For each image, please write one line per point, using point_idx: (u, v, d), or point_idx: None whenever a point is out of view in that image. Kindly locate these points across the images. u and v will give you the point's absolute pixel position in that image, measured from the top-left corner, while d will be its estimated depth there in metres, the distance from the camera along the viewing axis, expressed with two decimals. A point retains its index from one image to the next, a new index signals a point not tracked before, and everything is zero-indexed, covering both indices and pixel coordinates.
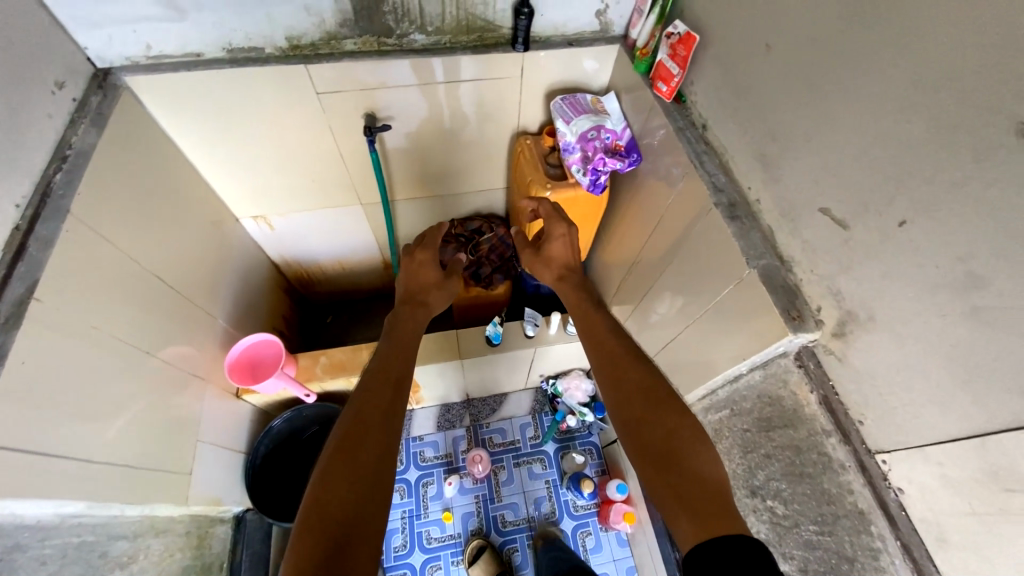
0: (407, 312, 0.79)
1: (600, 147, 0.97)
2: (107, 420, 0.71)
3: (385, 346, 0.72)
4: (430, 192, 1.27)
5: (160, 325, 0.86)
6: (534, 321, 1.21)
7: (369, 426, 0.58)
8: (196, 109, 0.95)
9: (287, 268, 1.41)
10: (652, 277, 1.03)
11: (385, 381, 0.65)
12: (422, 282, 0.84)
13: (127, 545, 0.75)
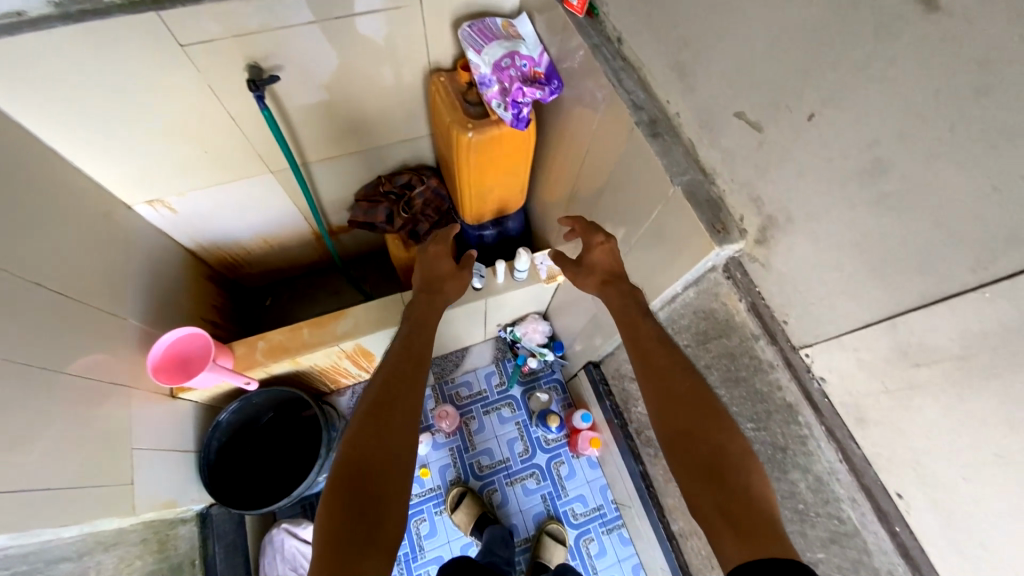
0: (421, 302, 0.89)
1: (516, 76, 0.90)
2: (11, 449, 0.64)
3: (404, 333, 0.81)
4: (346, 149, 1.16)
5: (54, 337, 0.76)
6: (479, 274, 1.16)
7: (396, 399, 0.69)
8: (27, 86, 0.78)
9: (205, 253, 1.28)
10: (590, 210, 1.01)
11: (407, 362, 0.76)
12: (435, 271, 0.93)
13: (71, 565, 0.71)
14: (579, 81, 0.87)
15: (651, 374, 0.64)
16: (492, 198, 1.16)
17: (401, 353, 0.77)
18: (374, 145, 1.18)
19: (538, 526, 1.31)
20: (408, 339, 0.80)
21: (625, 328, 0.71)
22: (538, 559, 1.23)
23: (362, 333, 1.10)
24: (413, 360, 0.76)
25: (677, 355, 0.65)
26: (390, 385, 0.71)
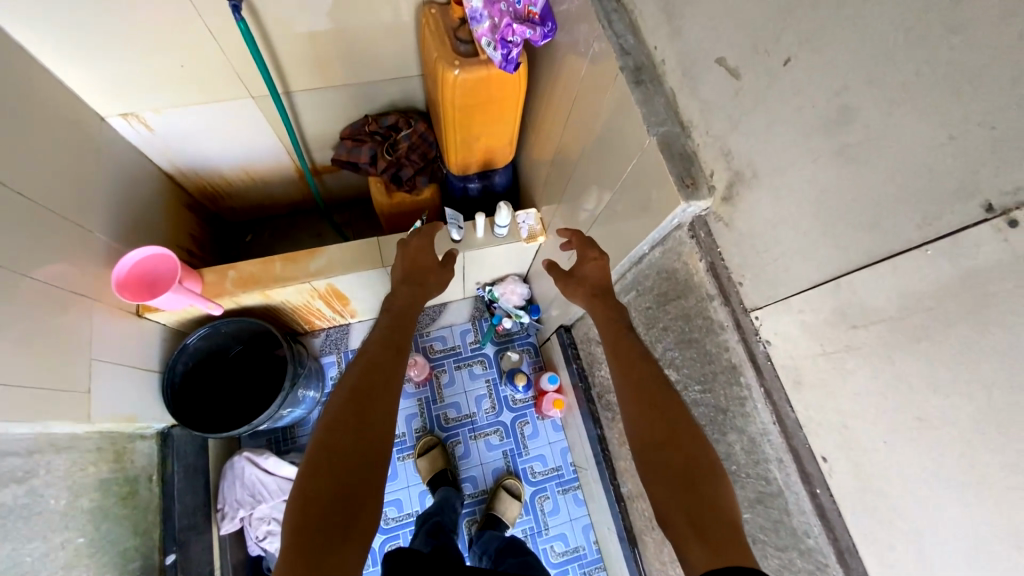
0: (404, 293, 0.91)
1: (508, 13, 0.85)
2: None
3: (386, 322, 0.83)
4: (331, 82, 1.11)
5: (13, 241, 0.75)
6: (457, 225, 1.14)
7: (374, 388, 0.71)
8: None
9: (184, 179, 1.26)
10: (575, 168, 0.98)
11: (388, 352, 0.77)
12: (418, 261, 0.96)
13: (20, 461, 0.72)
14: (574, 25, 0.83)
15: (627, 385, 0.64)
16: (478, 147, 1.13)
17: (381, 342, 0.79)
18: (361, 81, 1.13)
19: (496, 480, 1.35)
20: (388, 329, 0.81)
21: (608, 337, 0.70)
22: (492, 510, 1.26)
23: (335, 273, 1.09)
24: (392, 351, 0.78)
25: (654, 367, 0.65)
26: (368, 375, 0.73)
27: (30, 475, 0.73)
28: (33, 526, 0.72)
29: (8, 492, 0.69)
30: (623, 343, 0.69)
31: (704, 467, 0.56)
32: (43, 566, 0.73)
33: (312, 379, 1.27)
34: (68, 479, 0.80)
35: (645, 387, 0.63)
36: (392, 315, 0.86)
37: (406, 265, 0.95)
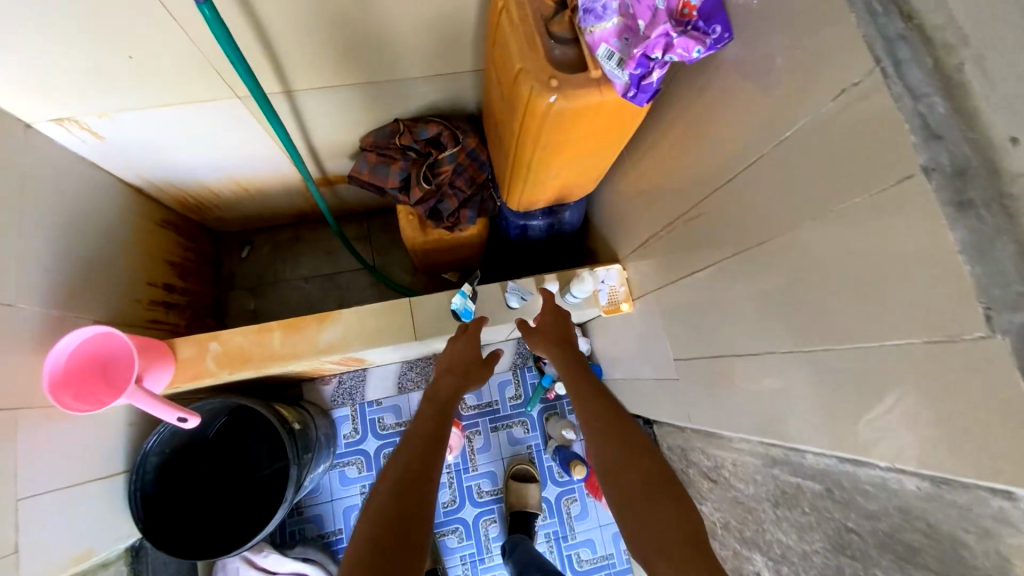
0: (442, 378, 0.67)
1: (662, 13, 0.51)
2: None
3: (425, 414, 0.61)
4: (350, 77, 0.76)
5: None
6: (522, 296, 0.85)
7: (410, 519, 0.50)
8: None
9: (157, 190, 0.98)
10: (702, 251, 0.66)
11: (426, 457, 0.55)
12: (460, 355, 0.71)
13: None
14: (777, 37, 0.48)
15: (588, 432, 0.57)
16: (553, 182, 0.79)
17: (421, 443, 0.57)
18: (391, 75, 0.78)
19: (511, 459, 1.19)
20: (426, 426, 0.59)
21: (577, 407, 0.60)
22: (517, 506, 1.12)
23: (352, 348, 0.81)
24: (433, 452, 0.56)
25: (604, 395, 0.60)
26: (405, 494, 0.51)
27: None
28: None
29: None
30: (579, 384, 0.62)
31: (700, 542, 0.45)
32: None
33: (320, 456, 1.03)
34: None
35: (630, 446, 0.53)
36: (435, 405, 0.63)
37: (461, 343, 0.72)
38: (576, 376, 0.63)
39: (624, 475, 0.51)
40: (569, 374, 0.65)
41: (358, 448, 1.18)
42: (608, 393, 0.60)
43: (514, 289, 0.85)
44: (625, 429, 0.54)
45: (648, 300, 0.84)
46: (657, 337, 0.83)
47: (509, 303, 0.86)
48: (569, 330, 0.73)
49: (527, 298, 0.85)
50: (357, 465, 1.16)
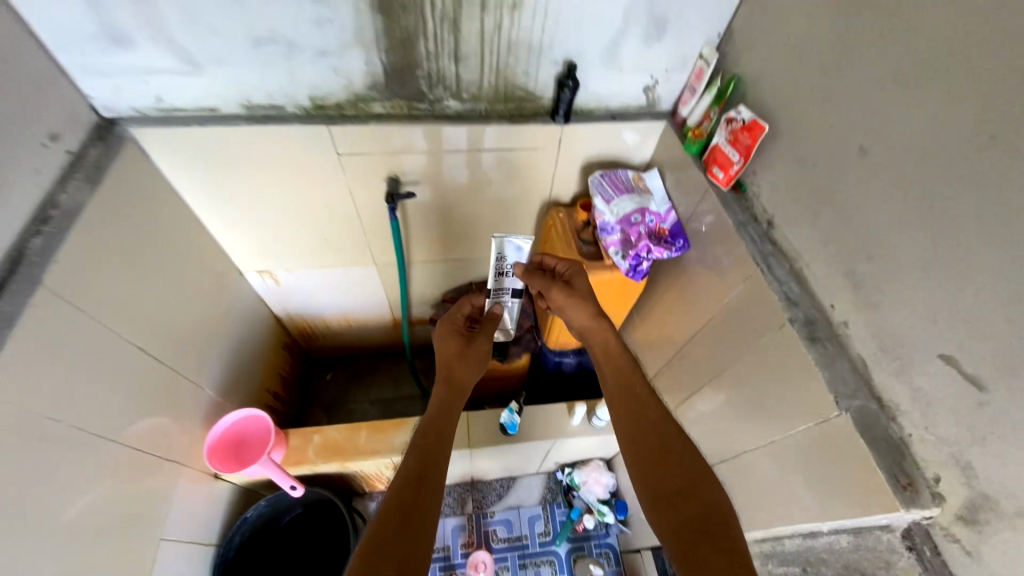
0: (440, 388, 0.72)
1: (644, 233, 0.87)
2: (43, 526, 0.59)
3: (424, 431, 0.64)
4: (451, 254, 1.17)
5: (139, 402, 0.77)
6: (512, 273, 0.86)
7: (404, 539, 0.52)
8: (186, 151, 0.85)
9: (289, 321, 1.35)
10: (691, 383, 0.91)
11: (424, 484, 0.58)
12: (455, 360, 0.76)
13: None
14: (711, 247, 0.82)
15: (632, 422, 0.65)
16: None
17: (413, 467, 0.59)
18: (474, 254, 1.19)
19: None
20: (429, 440, 0.63)
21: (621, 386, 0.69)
22: None
23: None
24: (431, 480, 0.59)
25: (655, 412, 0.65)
26: (415, 501, 0.56)
27: None
28: None
29: None
30: (626, 368, 0.71)
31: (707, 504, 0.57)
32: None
33: None
34: None
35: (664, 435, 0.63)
36: (435, 412, 0.68)
37: (449, 343, 0.78)
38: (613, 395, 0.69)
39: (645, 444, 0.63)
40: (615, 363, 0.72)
41: None
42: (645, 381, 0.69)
43: (495, 292, 0.87)
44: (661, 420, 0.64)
45: None
46: None
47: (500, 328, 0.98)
48: (589, 297, 0.78)
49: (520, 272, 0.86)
50: None
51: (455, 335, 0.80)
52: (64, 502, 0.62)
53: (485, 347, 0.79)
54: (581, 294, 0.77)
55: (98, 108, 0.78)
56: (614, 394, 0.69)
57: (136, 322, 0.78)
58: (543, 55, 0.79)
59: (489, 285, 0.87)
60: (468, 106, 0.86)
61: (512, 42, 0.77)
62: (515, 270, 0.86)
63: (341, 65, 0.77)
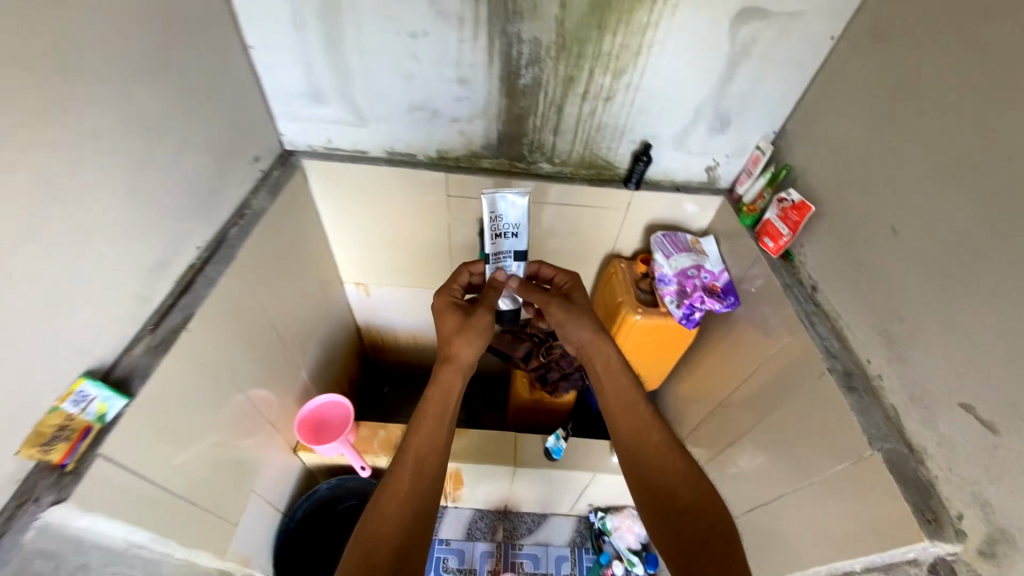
0: (439, 371, 0.74)
1: (699, 286, 0.99)
2: (188, 443, 0.74)
3: (424, 423, 0.69)
4: None
5: (258, 367, 0.94)
6: (512, 233, 0.87)
7: (409, 517, 0.61)
8: (334, 180, 1.08)
9: (367, 332, 1.53)
10: (733, 432, 0.99)
11: (426, 480, 0.64)
12: (455, 333, 0.77)
13: None
14: (759, 306, 0.93)
15: (625, 427, 0.72)
16: None
17: (415, 460, 0.65)
18: None
19: None
20: (432, 424, 0.69)
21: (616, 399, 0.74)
22: None
23: (469, 459, 1.16)
24: (433, 475, 0.65)
25: (651, 433, 0.70)
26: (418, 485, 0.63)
27: None
28: None
29: None
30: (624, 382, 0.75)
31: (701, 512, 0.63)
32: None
33: None
34: None
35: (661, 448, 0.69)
36: (437, 394, 0.71)
37: (451, 318, 0.79)
38: (613, 409, 0.73)
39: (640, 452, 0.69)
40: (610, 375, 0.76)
41: None
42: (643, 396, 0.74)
43: (494, 256, 0.88)
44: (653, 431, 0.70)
45: None
46: None
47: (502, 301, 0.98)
48: (587, 312, 0.82)
49: (518, 231, 0.87)
50: None
51: (454, 309, 0.81)
52: (207, 433, 0.79)
53: (485, 322, 0.79)
54: (580, 311, 0.81)
55: (285, 142, 1.04)
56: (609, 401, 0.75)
57: (272, 304, 0.97)
58: (624, 135, 0.97)
59: (486, 248, 0.88)
60: (557, 169, 1.05)
61: (601, 124, 0.96)
62: (514, 230, 0.87)
63: (467, 129, 0.99)
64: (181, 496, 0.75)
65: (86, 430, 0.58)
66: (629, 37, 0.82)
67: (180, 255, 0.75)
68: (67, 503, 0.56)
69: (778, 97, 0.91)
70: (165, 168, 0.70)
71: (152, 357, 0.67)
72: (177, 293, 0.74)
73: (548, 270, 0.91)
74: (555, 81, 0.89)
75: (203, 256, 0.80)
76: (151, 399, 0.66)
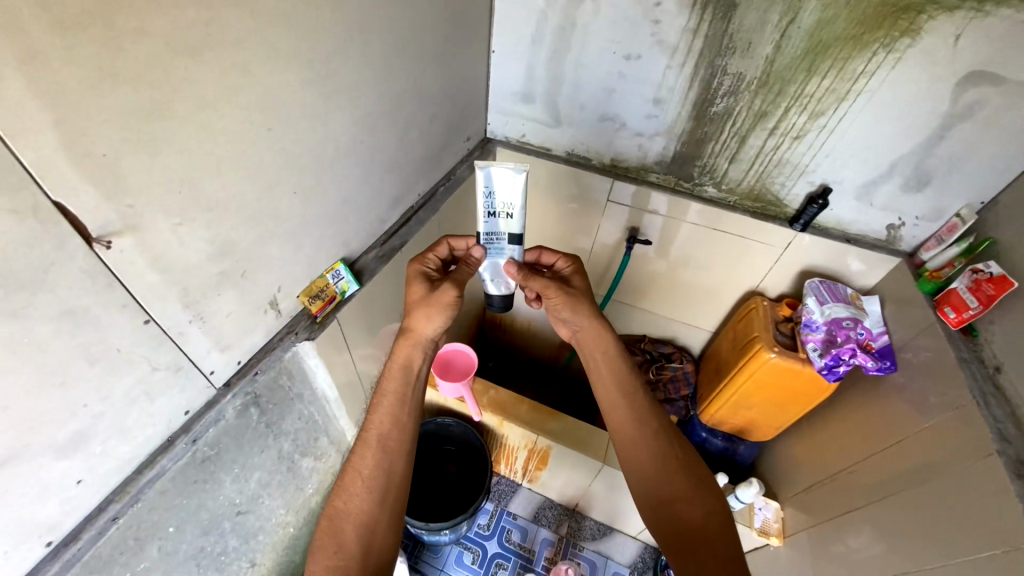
0: (399, 351, 0.78)
1: (852, 339, 0.96)
2: (372, 336, 0.95)
3: (382, 403, 0.75)
4: (644, 305, 1.38)
5: None
6: (505, 213, 0.77)
7: (380, 482, 0.71)
8: None
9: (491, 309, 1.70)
10: (852, 502, 0.91)
11: (389, 456, 0.72)
12: (417, 309, 0.79)
13: (327, 444, 0.96)
14: (918, 377, 0.87)
15: (623, 425, 0.79)
16: (743, 416, 1.19)
17: (376, 437, 0.73)
18: (664, 313, 1.37)
19: None
20: (390, 402, 0.75)
21: (618, 396, 0.80)
22: None
23: (562, 442, 1.23)
24: (395, 449, 0.73)
25: (647, 428, 0.77)
26: (379, 455, 0.72)
27: (320, 458, 0.96)
28: (285, 498, 0.89)
29: (309, 463, 0.93)
30: (626, 378, 0.81)
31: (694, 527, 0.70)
32: (260, 551, 0.88)
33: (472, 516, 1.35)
34: (323, 477, 1.00)
35: (661, 458, 0.75)
36: (398, 374, 0.77)
37: (416, 290, 0.80)
38: (616, 401, 0.80)
39: (640, 453, 0.76)
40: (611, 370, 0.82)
41: (482, 541, 1.41)
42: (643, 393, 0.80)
43: (487, 237, 0.79)
44: (649, 426, 0.77)
45: (798, 541, 1.04)
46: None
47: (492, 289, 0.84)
48: (584, 299, 0.84)
49: (512, 212, 0.77)
50: (475, 554, 1.38)
51: (418, 286, 0.80)
52: (381, 335, 0.99)
53: (451, 298, 0.78)
54: (577, 298, 0.83)
55: (487, 130, 1.24)
56: (609, 399, 0.81)
57: None
58: (804, 175, 0.99)
59: (478, 228, 0.78)
60: (722, 196, 1.10)
61: (782, 160, 0.99)
62: (508, 211, 0.77)
63: (646, 143, 1.09)
64: (357, 376, 0.95)
65: (334, 298, 0.80)
66: (838, 82, 0.86)
67: (407, 196, 0.96)
68: (313, 343, 0.75)
69: (998, 166, 0.85)
70: (420, 127, 0.91)
71: (379, 263, 0.88)
72: (400, 223, 0.96)
73: (550, 256, 0.90)
74: (746, 113, 0.95)
75: (420, 203, 1.01)
76: (370, 293, 0.87)
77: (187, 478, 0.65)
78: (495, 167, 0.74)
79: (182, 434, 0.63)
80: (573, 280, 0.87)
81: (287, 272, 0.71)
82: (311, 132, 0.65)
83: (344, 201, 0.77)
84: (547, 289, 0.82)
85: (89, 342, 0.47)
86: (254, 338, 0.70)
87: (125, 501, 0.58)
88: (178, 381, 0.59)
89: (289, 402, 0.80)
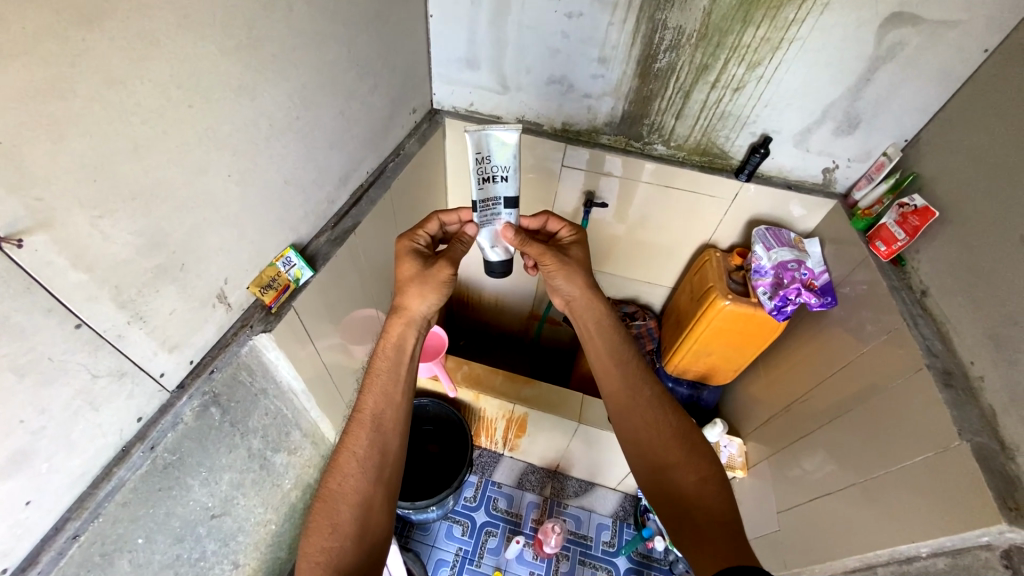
0: (391, 329, 0.77)
1: (796, 280, 1.02)
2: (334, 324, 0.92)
3: (375, 382, 0.74)
4: (606, 269, 1.40)
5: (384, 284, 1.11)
6: (501, 176, 0.75)
7: (375, 462, 0.70)
8: None
9: (457, 287, 1.68)
10: (804, 429, 0.99)
11: (384, 435, 0.71)
12: (409, 287, 0.78)
13: (299, 437, 0.94)
14: (855, 308, 0.94)
15: (614, 384, 0.82)
16: (705, 363, 1.25)
17: (370, 416, 0.72)
18: (626, 274, 1.40)
19: None
20: (383, 381, 0.74)
21: (609, 358, 0.83)
22: None
23: (540, 407, 1.25)
24: (390, 428, 0.72)
25: (639, 387, 0.81)
26: (375, 436, 0.71)
27: (295, 452, 0.94)
28: (262, 496, 0.87)
29: (283, 458, 0.90)
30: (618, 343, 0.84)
31: (679, 479, 0.73)
32: (241, 553, 0.86)
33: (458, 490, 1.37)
34: (301, 470, 0.97)
35: (649, 407, 0.79)
36: (392, 352, 0.77)
37: (411, 269, 0.78)
38: (608, 361, 0.83)
39: (632, 408, 0.79)
40: (603, 335, 0.85)
41: (470, 513, 1.44)
42: (632, 356, 0.84)
43: (482, 205, 0.76)
44: (638, 387, 0.80)
45: (760, 471, 1.12)
46: (764, 500, 1.09)
47: (491, 255, 0.82)
48: (580, 269, 0.86)
49: (508, 174, 0.75)
50: (464, 526, 1.41)
51: (410, 261, 0.79)
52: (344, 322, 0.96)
53: (445, 277, 0.77)
54: (574, 267, 0.84)
55: (434, 101, 1.20)
56: (602, 360, 0.84)
57: None
58: (746, 127, 1.03)
59: (472, 197, 0.75)
60: (671, 152, 1.12)
61: (725, 113, 1.02)
62: (502, 174, 0.75)
63: (595, 104, 1.09)
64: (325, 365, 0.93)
65: (286, 287, 0.76)
66: (772, 31, 0.88)
67: (356, 174, 0.92)
68: (270, 335, 0.72)
69: (917, 104, 0.91)
70: (361, 100, 0.87)
71: (332, 247, 0.85)
72: (350, 204, 0.92)
73: (555, 224, 0.89)
74: (689, 67, 0.97)
75: (369, 181, 0.97)
76: (326, 279, 0.83)
77: (150, 487, 0.62)
78: (492, 131, 0.72)
79: (138, 442, 0.60)
80: (574, 250, 0.88)
81: (232, 262, 0.67)
82: (239, 107, 0.60)
83: (287, 182, 0.73)
84: (544, 256, 0.82)
85: (15, 353, 0.43)
86: (205, 335, 0.66)
87: (84, 517, 0.55)
88: (125, 387, 0.56)
89: (253, 401, 0.77)
